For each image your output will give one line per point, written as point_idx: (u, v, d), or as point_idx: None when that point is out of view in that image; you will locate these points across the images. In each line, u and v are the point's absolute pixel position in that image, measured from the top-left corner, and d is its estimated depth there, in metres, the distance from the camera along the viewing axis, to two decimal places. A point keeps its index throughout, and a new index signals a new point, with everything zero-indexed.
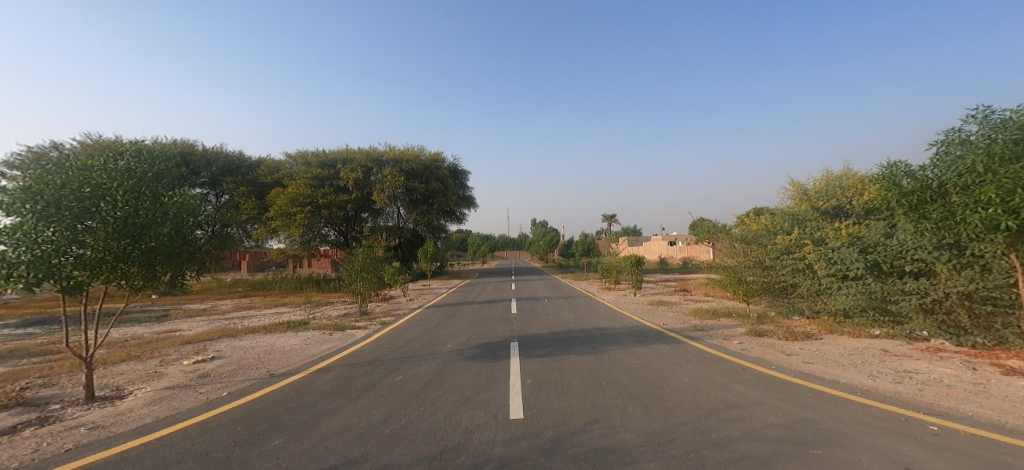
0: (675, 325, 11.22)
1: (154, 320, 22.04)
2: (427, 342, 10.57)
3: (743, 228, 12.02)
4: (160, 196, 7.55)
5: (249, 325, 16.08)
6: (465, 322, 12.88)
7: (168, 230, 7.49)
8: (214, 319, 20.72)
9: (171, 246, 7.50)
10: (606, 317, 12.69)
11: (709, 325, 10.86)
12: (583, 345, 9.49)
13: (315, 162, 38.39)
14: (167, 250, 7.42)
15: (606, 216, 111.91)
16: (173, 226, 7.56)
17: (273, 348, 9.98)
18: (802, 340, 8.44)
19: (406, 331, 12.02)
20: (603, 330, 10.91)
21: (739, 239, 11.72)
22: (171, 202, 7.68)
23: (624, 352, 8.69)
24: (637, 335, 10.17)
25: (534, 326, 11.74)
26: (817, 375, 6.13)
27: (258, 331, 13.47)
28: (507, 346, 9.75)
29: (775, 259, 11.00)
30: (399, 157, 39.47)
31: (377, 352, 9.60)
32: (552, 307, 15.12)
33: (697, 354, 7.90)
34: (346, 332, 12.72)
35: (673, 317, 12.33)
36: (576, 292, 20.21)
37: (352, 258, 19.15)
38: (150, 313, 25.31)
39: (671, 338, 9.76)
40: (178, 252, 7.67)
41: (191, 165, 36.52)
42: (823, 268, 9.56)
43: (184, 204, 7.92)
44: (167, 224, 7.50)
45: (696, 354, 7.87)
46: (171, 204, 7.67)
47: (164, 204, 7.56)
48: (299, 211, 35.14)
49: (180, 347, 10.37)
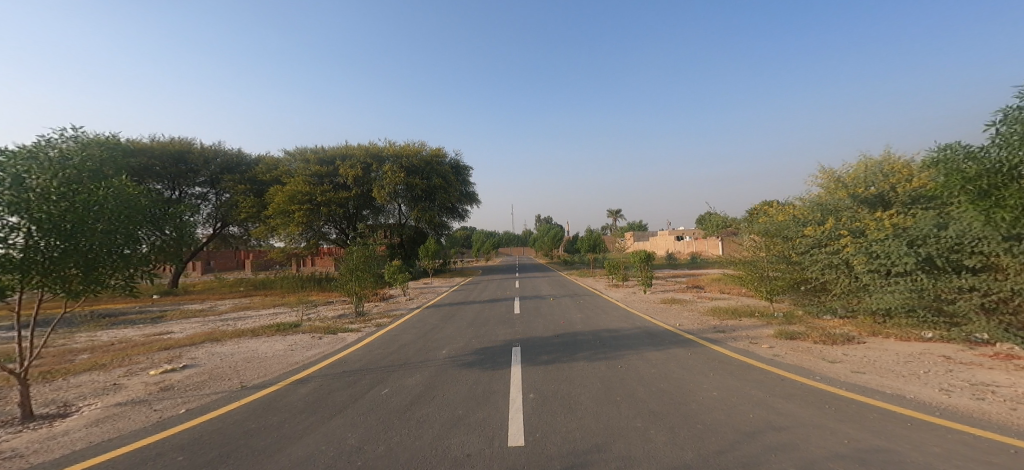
0: (692, 326, 10.23)
1: (147, 321, 21.32)
2: (422, 347, 9.65)
3: (766, 220, 11.07)
4: (100, 185, 6.07)
5: (240, 327, 15.27)
6: (464, 324, 11.98)
7: (112, 226, 5.99)
8: (209, 321, 19.94)
9: (115, 246, 6.03)
10: (616, 317, 11.73)
11: (731, 325, 9.86)
12: (592, 349, 8.56)
13: (314, 159, 37.77)
14: (109, 250, 5.95)
15: (612, 212, 110.86)
16: (119, 222, 6.07)
17: (253, 355, 9.10)
18: (842, 344, 7.41)
19: (401, 335, 11.12)
20: (614, 332, 9.94)
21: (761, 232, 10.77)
22: (116, 192, 6.19)
23: (639, 358, 7.73)
24: (651, 338, 9.20)
25: (538, 329, 10.79)
26: (875, 388, 5.15)
27: (245, 334, 12.66)
28: (507, 351, 8.83)
29: (805, 253, 10.05)
30: (400, 153, 38.53)
31: (365, 359, 8.70)
32: (558, 307, 14.16)
33: (725, 360, 6.91)
34: (337, 336, 11.85)
35: (689, 317, 11.34)
36: (582, 290, 19.24)
37: (345, 256, 18.35)
38: (144, 314, 24.66)
39: (691, 341, 8.80)
40: (127, 253, 6.22)
41: (188, 162, 35.40)
42: (862, 263, 8.55)
43: (133, 195, 6.38)
44: (109, 219, 5.98)
45: (723, 361, 6.90)
46: (112, 194, 6.11)
47: (106, 194, 6.05)
48: (298, 209, 34.39)
49: (153, 354, 9.51)
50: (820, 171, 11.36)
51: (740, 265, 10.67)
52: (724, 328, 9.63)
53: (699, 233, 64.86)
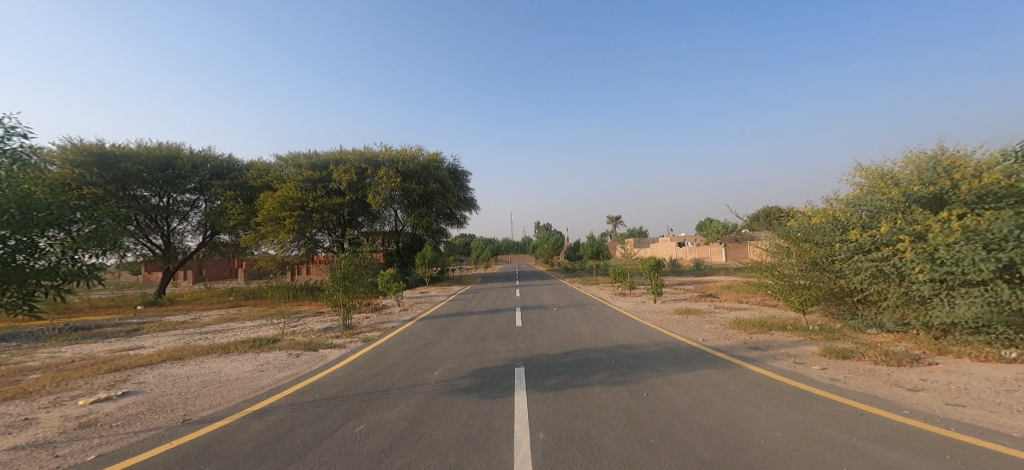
0: (718, 341, 9.01)
1: (123, 335, 19.98)
2: (410, 367, 8.41)
3: (797, 222, 10.29)
4: None
5: (215, 342, 14.01)
6: (460, 339, 10.74)
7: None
8: (188, 334, 18.62)
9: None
10: (629, 331, 10.50)
11: (764, 341, 8.65)
12: (608, 370, 7.33)
13: (307, 164, 36.48)
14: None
15: (611, 219, 109.95)
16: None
17: (212, 378, 7.85)
18: (912, 366, 6.23)
19: (388, 353, 9.87)
20: (630, 349, 8.72)
21: (794, 237, 9.98)
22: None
23: (666, 381, 6.50)
24: (676, 356, 7.98)
25: (544, 345, 9.54)
26: (994, 429, 3.94)
27: (214, 351, 11.37)
28: (509, 373, 7.59)
29: (850, 260, 8.94)
30: (396, 158, 37.46)
31: (343, 383, 7.44)
32: (563, 319, 12.94)
33: (774, 387, 5.70)
34: (317, 352, 10.60)
35: (712, 331, 10.14)
36: (588, 299, 18.03)
37: (333, 266, 16.92)
38: (122, 327, 23.25)
39: (723, 360, 7.58)
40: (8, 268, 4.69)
41: (175, 168, 34.05)
42: (924, 270, 7.41)
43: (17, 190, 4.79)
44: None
45: (772, 387, 5.68)
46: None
47: None
48: (288, 215, 33.03)
49: (98, 378, 8.22)
50: (854, 169, 10.30)
51: (769, 274, 10.15)
52: (759, 344, 8.42)
53: (702, 239, 64.11)
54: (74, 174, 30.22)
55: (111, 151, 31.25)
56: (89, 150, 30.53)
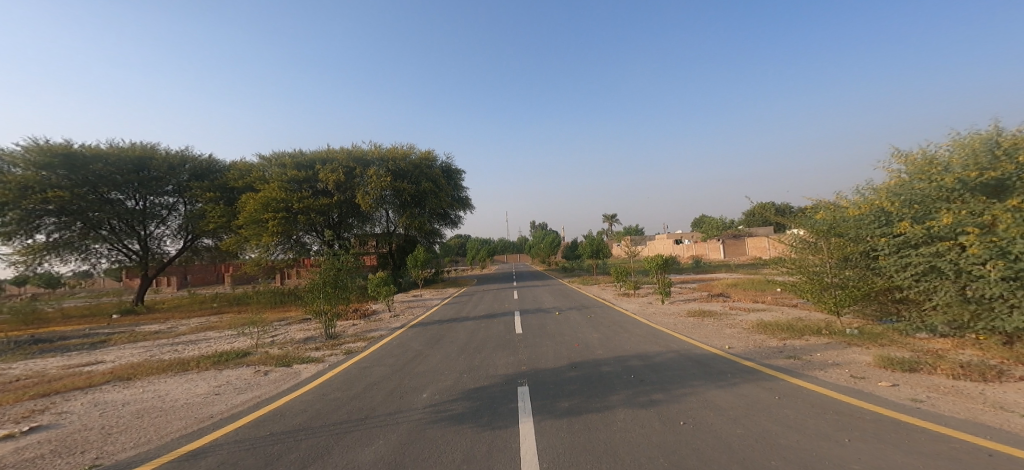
0: (746, 347, 7.90)
1: (89, 348, 18.58)
2: (395, 389, 7.18)
3: (828, 214, 9.26)
4: None
5: (181, 356, 12.68)
6: (454, 350, 9.54)
7: None
8: (158, 346, 17.26)
9: None
10: (643, 338, 9.29)
11: (802, 348, 7.47)
12: (630, 387, 6.18)
13: (291, 164, 34.98)
14: None
15: (606, 217, 109.06)
16: None
17: (156, 407, 6.57)
18: (1003, 381, 5.28)
19: (371, 369, 8.62)
20: (650, 360, 7.48)
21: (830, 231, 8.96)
22: None
23: (704, 403, 5.29)
24: (704, 367, 6.76)
25: (548, 357, 8.30)
26: None
27: (174, 368, 10.10)
28: (511, 395, 6.40)
29: (896, 256, 7.93)
30: (386, 156, 36.20)
31: (311, 411, 6.20)
32: (566, 325, 11.71)
33: (849, 412, 4.59)
34: (288, 368, 9.28)
35: (736, 336, 8.95)
36: (590, 301, 16.80)
37: (313, 272, 15.49)
38: (90, 339, 21.69)
39: (762, 371, 6.39)
40: None
41: (150, 169, 32.44)
42: (997, 267, 6.45)
43: None
44: None
45: (846, 413, 4.57)
46: None
47: None
48: (271, 217, 31.43)
49: (19, 408, 6.94)
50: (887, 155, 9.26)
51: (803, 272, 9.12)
52: (797, 353, 7.24)
53: (699, 237, 63.27)
54: (38, 176, 28.19)
55: (79, 152, 29.52)
56: (54, 150, 28.74)
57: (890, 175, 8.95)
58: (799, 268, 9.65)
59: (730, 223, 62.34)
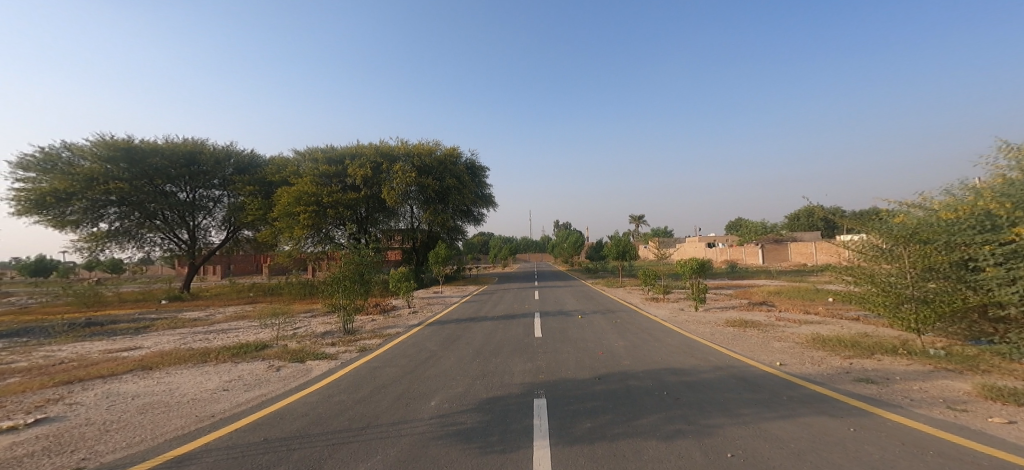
0: (800, 365, 6.97)
1: (127, 333, 19.19)
2: (403, 395, 6.67)
3: (914, 219, 8.40)
4: None
5: (204, 346, 12.70)
6: (470, 353, 8.99)
7: None
8: (188, 334, 17.56)
9: None
10: (677, 349, 8.46)
11: (872, 371, 6.47)
12: (665, 408, 5.45)
13: (323, 159, 35.73)
14: None
15: (637, 217, 106.73)
16: None
17: (159, 403, 6.31)
18: None
19: (384, 370, 8.18)
20: (686, 377, 6.70)
21: (918, 238, 8.14)
22: None
23: (757, 433, 4.52)
24: (752, 388, 5.93)
25: (570, 366, 7.62)
26: None
27: (191, 359, 10.01)
28: (527, 409, 5.75)
29: (1008, 268, 7.10)
30: (411, 152, 36.27)
31: (313, 417, 5.75)
32: (592, 330, 10.97)
33: (969, 458, 3.93)
34: (301, 364, 8.97)
35: (785, 351, 7.97)
36: (617, 304, 15.93)
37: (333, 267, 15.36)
38: (133, 324, 22.54)
39: (824, 398, 5.52)
40: None
41: (200, 163, 33.61)
42: None
43: None
44: None
45: (960, 460, 3.90)
46: None
47: None
48: (302, 211, 32.03)
49: (30, 398, 6.83)
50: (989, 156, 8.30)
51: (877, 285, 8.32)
52: (866, 376, 6.26)
53: (735, 240, 60.75)
54: (103, 169, 29.69)
55: (138, 146, 30.83)
56: (117, 144, 30.19)
57: (991, 178, 8.05)
58: (873, 278, 8.77)
59: (769, 227, 59.50)
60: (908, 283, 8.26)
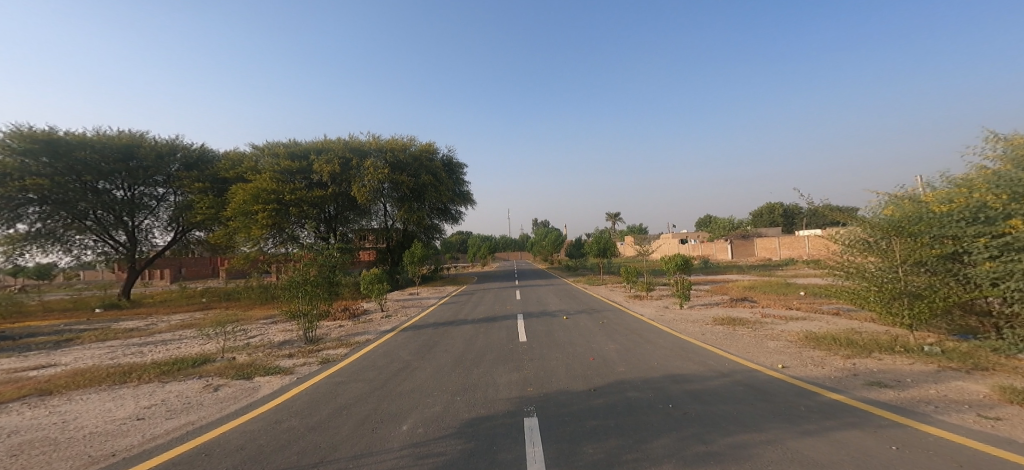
0: (803, 366, 6.41)
1: (55, 347, 17.13)
2: (368, 419, 5.67)
3: (904, 211, 7.93)
4: None
5: (138, 362, 11.20)
6: (448, 362, 8.06)
7: None
8: (126, 346, 15.78)
9: None
10: (672, 353, 7.77)
11: (880, 373, 5.94)
12: (675, 428, 4.69)
13: (285, 154, 33.57)
14: None
15: (608, 215, 107.29)
16: None
17: (51, 449, 5.05)
18: None
19: (348, 386, 7.14)
20: (690, 385, 5.99)
21: (906, 231, 7.70)
22: None
23: (788, 454, 3.82)
24: (765, 398, 5.27)
25: (561, 376, 6.81)
26: None
27: (117, 379, 8.62)
28: (515, 433, 4.90)
29: (1003, 261, 6.65)
30: (384, 147, 34.76)
31: (252, 455, 4.68)
32: (577, 332, 10.22)
33: None
34: (247, 382, 7.78)
35: (784, 350, 7.44)
36: (599, 303, 15.29)
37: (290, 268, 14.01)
38: (61, 336, 20.21)
39: (846, 406, 4.89)
40: None
41: (137, 158, 30.91)
42: None
43: None
44: None
45: None
46: None
47: None
48: (262, 209, 29.94)
49: None
50: (986, 142, 7.86)
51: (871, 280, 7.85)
52: (877, 379, 5.71)
53: (704, 236, 61.79)
54: (18, 163, 26.79)
55: (62, 138, 28.06)
56: (35, 136, 27.36)
57: (986, 164, 7.58)
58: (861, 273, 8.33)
59: (736, 223, 60.81)
60: (896, 278, 7.83)
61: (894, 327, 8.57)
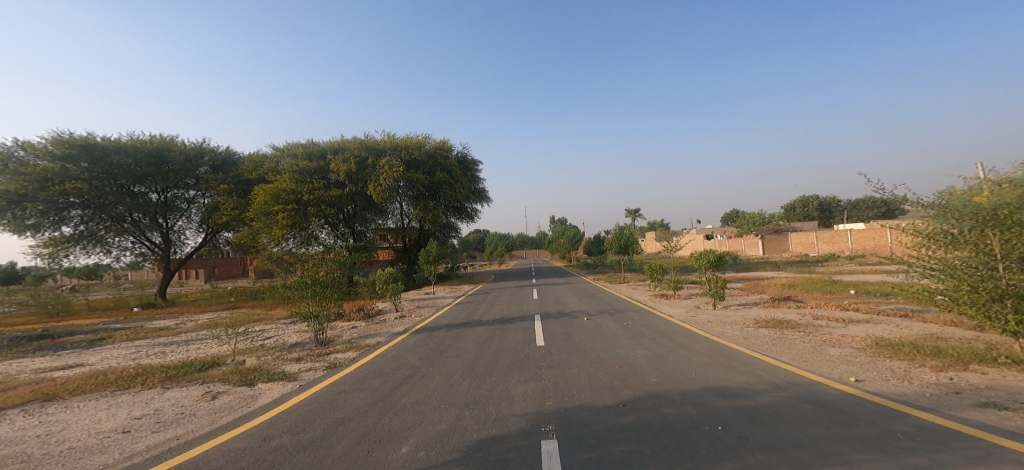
0: (887, 381, 5.44)
1: (82, 346, 17.25)
2: (365, 438, 4.97)
3: (1002, 194, 6.65)
4: None
5: (149, 364, 10.89)
6: (459, 370, 7.34)
7: None
8: (146, 347, 15.68)
9: None
10: (712, 361, 6.85)
11: (989, 391, 4.95)
12: (731, 458, 3.83)
13: (304, 154, 33.58)
14: None
15: (631, 211, 105.34)
16: None
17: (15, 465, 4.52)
18: None
19: (351, 396, 6.51)
20: (741, 401, 5.09)
21: (1005, 218, 6.45)
22: None
23: None
24: (842, 421, 4.34)
25: (584, 389, 5.99)
26: None
27: (118, 382, 8.23)
28: (532, 460, 4.09)
29: None
30: (400, 145, 34.51)
31: None
32: (600, 335, 9.34)
33: None
34: (247, 389, 7.25)
35: (854, 361, 6.47)
36: (624, 303, 14.38)
37: (293, 266, 13.24)
38: (93, 335, 20.50)
39: (955, 435, 3.95)
40: None
41: (169, 162, 31.50)
42: None
43: None
44: None
45: None
46: None
47: None
48: (281, 209, 30.01)
49: None
50: None
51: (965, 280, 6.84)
52: (988, 399, 4.71)
53: (732, 231, 59.80)
54: (59, 168, 27.49)
55: (99, 143, 28.70)
56: (74, 142, 27.98)
57: None
58: (946, 268, 7.18)
59: (766, 217, 58.52)
60: (993, 276, 6.67)
61: (989, 332, 7.48)
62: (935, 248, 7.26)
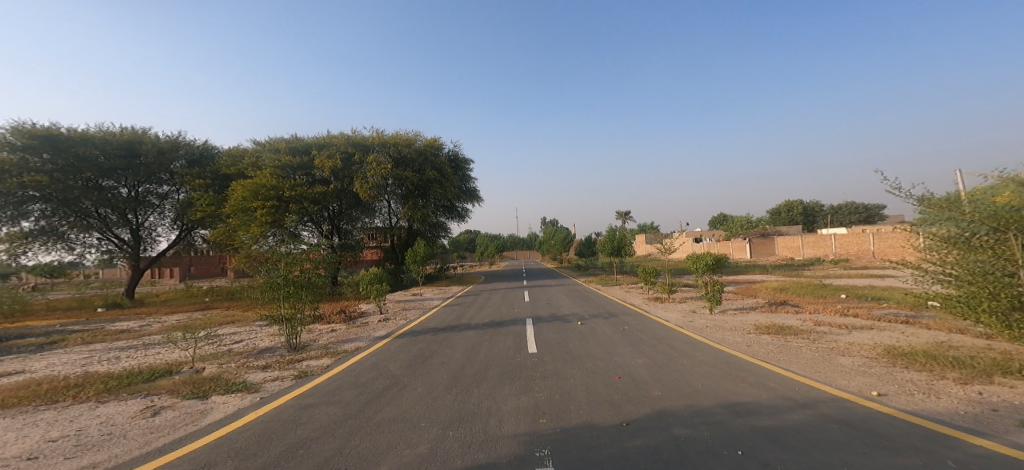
0: (909, 395, 4.80)
1: (37, 350, 16.07)
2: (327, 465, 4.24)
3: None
4: None
5: (100, 371, 9.95)
6: (444, 380, 6.64)
7: None
8: (106, 351, 14.61)
9: None
10: (719, 372, 6.26)
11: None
12: None
13: (287, 149, 32.39)
14: None
15: (619, 214, 105.53)
16: None
17: None
18: None
19: (318, 411, 5.76)
20: (759, 420, 4.48)
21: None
22: None
23: None
24: (880, 446, 3.76)
25: (582, 404, 5.36)
26: None
27: (55, 394, 7.34)
28: None
29: None
30: (390, 142, 33.63)
31: None
32: (595, 341, 8.71)
33: None
34: (199, 403, 6.44)
35: (863, 372, 5.79)
36: (616, 307, 13.80)
37: (265, 265, 12.30)
38: (50, 337, 19.18)
39: (1015, 465, 3.39)
40: None
41: (141, 155, 30.04)
42: None
43: None
44: None
45: None
46: None
47: None
48: (260, 206, 28.81)
49: None
50: None
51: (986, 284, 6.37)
52: None
53: (720, 235, 60.02)
54: (20, 160, 25.94)
55: (64, 133, 27.13)
56: (36, 132, 26.43)
57: None
58: (964, 273, 6.72)
59: (753, 221, 59.04)
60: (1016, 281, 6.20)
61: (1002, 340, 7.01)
62: (955, 251, 6.75)
